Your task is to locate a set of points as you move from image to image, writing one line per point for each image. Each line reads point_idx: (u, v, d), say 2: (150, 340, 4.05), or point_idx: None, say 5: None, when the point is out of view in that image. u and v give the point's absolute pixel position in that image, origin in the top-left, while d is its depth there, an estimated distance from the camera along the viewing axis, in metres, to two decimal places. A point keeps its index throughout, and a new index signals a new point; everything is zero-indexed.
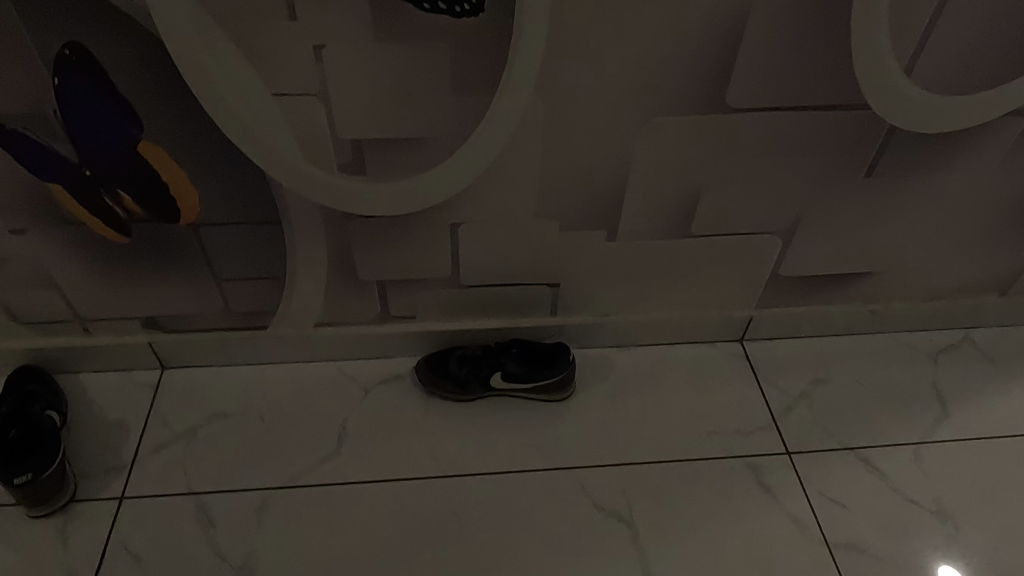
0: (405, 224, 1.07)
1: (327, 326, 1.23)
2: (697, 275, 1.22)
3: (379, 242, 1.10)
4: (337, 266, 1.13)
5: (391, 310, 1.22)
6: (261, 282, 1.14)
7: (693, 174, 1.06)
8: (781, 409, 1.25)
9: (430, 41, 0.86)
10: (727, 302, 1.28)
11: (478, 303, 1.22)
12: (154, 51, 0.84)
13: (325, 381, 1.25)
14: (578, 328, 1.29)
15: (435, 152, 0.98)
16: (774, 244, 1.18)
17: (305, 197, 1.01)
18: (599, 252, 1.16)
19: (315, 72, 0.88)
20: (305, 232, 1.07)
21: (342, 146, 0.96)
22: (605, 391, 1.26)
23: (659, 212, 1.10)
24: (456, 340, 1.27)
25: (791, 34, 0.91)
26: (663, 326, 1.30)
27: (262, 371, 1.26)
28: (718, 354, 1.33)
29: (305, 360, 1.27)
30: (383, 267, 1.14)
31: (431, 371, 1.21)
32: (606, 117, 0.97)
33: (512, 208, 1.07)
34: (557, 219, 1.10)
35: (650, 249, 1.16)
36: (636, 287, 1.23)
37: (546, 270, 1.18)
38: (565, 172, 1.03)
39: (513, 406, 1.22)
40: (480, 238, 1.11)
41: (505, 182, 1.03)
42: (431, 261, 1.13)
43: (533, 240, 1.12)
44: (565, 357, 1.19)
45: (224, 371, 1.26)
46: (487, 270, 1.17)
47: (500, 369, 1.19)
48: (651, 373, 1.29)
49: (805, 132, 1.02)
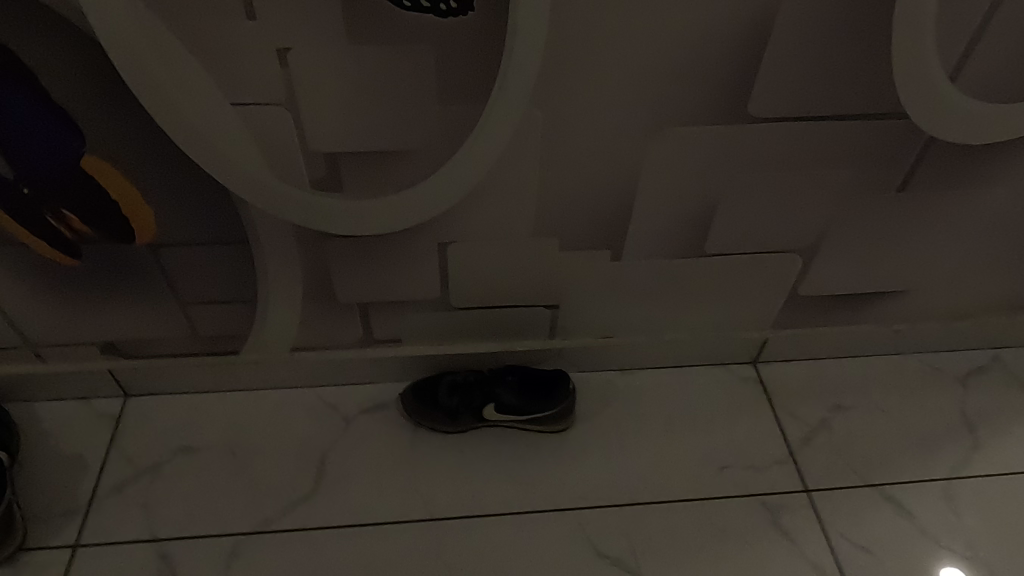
0: (388, 244, 0.97)
1: (305, 350, 1.12)
2: (709, 295, 1.12)
3: (359, 263, 0.99)
4: (314, 289, 1.03)
5: (375, 333, 1.11)
6: (230, 306, 1.03)
7: (707, 190, 0.95)
8: (798, 441, 1.15)
9: (411, 45, 0.75)
10: (740, 323, 1.18)
11: (470, 326, 1.12)
12: (93, 55, 0.73)
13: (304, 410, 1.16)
14: (578, 352, 1.19)
15: (421, 167, 0.87)
16: (793, 263, 1.08)
17: (275, 217, 0.90)
18: (603, 272, 1.05)
19: (282, 79, 0.77)
20: (276, 253, 0.97)
21: (315, 161, 0.86)
22: (607, 421, 1.16)
23: (670, 230, 1.00)
24: (447, 364, 1.17)
25: (824, 38, 0.80)
26: (671, 348, 1.20)
27: (234, 399, 1.16)
28: (729, 378, 1.23)
29: (282, 386, 1.17)
30: (365, 290, 1.03)
31: (419, 400, 1.11)
32: (613, 128, 0.86)
33: (507, 226, 0.97)
34: (557, 238, 0.99)
35: (659, 269, 1.06)
36: (642, 309, 1.13)
37: (544, 292, 1.08)
38: (566, 188, 0.93)
39: (508, 437, 1.13)
40: (471, 258, 1.00)
41: (499, 199, 0.93)
42: (418, 283, 1.03)
43: (530, 260, 1.02)
44: (564, 386, 1.09)
45: (195, 399, 1.16)
46: (479, 292, 1.06)
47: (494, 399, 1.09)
48: (657, 399, 1.19)
49: (834, 144, 0.91)
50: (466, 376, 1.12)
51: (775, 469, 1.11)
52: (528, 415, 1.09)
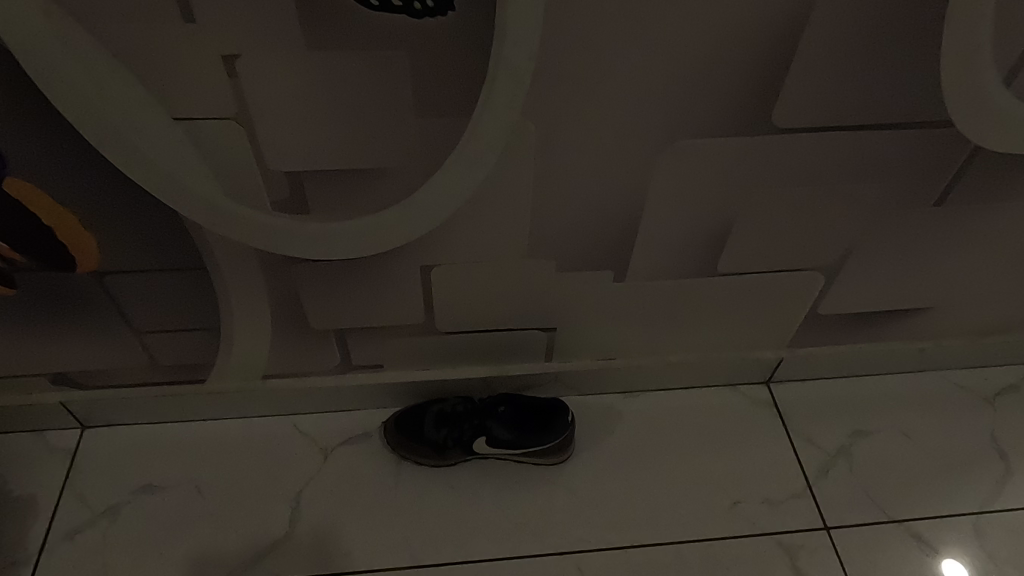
0: (364, 269, 0.86)
1: (276, 378, 1.03)
2: (719, 315, 1.02)
3: (332, 289, 0.89)
4: (284, 316, 0.93)
5: (353, 360, 1.01)
6: (191, 334, 0.93)
7: (722, 206, 0.85)
8: (816, 471, 1.06)
9: (381, 51, 0.64)
10: (753, 342, 1.08)
11: (457, 351, 1.02)
12: (2, 63, 0.62)
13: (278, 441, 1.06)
14: (577, 375, 1.09)
15: (396, 185, 0.76)
16: (813, 281, 0.98)
17: (234, 241, 0.80)
18: (603, 294, 0.95)
19: (229, 90, 0.66)
20: (238, 279, 0.86)
21: (276, 181, 0.75)
22: (609, 451, 1.07)
23: (678, 249, 0.89)
24: (433, 390, 1.07)
25: (863, 38, 0.69)
26: (676, 370, 1.11)
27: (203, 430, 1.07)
28: (740, 400, 1.14)
29: (254, 416, 1.08)
30: (340, 316, 0.93)
31: (402, 432, 1.01)
32: (616, 142, 0.76)
33: (497, 248, 0.86)
34: (552, 259, 0.89)
35: (664, 290, 0.96)
36: (646, 330, 1.03)
37: (540, 314, 0.98)
38: (563, 206, 0.82)
39: (500, 471, 1.03)
40: (456, 281, 0.90)
41: (487, 220, 0.82)
42: (398, 308, 0.93)
43: (522, 283, 0.92)
44: (562, 417, 0.99)
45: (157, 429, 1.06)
46: (467, 316, 0.96)
47: (485, 432, 0.99)
48: (661, 425, 1.10)
49: (867, 156, 0.81)
50: (455, 406, 1.02)
51: (791, 504, 1.03)
52: (522, 450, 0.99)
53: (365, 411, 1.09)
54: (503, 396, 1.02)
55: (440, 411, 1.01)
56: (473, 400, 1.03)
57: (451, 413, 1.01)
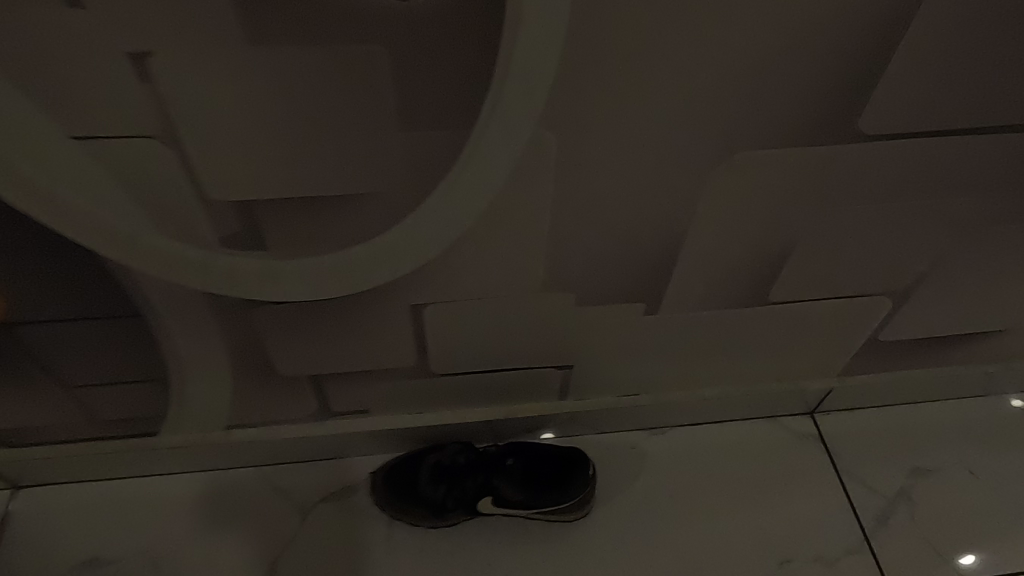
0: (341, 311, 0.70)
1: (241, 428, 0.88)
2: (765, 346, 0.87)
3: (302, 334, 0.73)
4: (246, 363, 0.76)
5: (333, 405, 0.86)
6: (135, 386, 0.77)
7: (781, 227, 0.69)
8: (872, 520, 0.92)
9: (349, 48, 0.46)
10: (799, 372, 0.93)
11: (456, 393, 0.87)
12: None
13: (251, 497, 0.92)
14: (596, 413, 0.94)
15: (378, 213, 0.60)
16: (878, 307, 0.82)
17: (174, 284, 0.63)
18: (631, 328, 0.80)
19: (146, 103, 0.49)
20: (186, 327, 0.70)
21: (221, 211, 0.58)
22: (634, 502, 0.92)
23: (724, 277, 0.74)
24: (428, 435, 0.92)
25: (992, 21, 0.52)
26: (710, 404, 0.96)
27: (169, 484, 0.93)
28: (781, 435, 0.99)
29: (223, 465, 0.93)
30: (314, 362, 0.77)
31: (394, 490, 0.86)
32: (658, 156, 0.59)
33: (505, 284, 0.70)
34: (571, 292, 0.73)
35: (703, 321, 0.80)
36: (678, 364, 0.88)
37: (554, 353, 0.82)
38: (588, 232, 0.66)
39: (509, 529, 0.89)
40: (455, 321, 0.74)
41: (494, 253, 0.66)
42: (385, 351, 0.77)
43: (535, 320, 0.76)
44: (582, 472, 0.85)
45: (112, 485, 0.92)
46: (468, 358, 0.80)
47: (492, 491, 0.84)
48: (693, 466, 0.96)
49: (966, 165, 0.64)
50: (454, 458, 0.86)
51: (846, 563, 0.89)
52: (535, 511, 0.84)
53: (350, 457, 0.94)
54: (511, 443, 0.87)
55: (437, 465, 0.86)
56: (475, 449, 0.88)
57: (450, 467, 0.85)
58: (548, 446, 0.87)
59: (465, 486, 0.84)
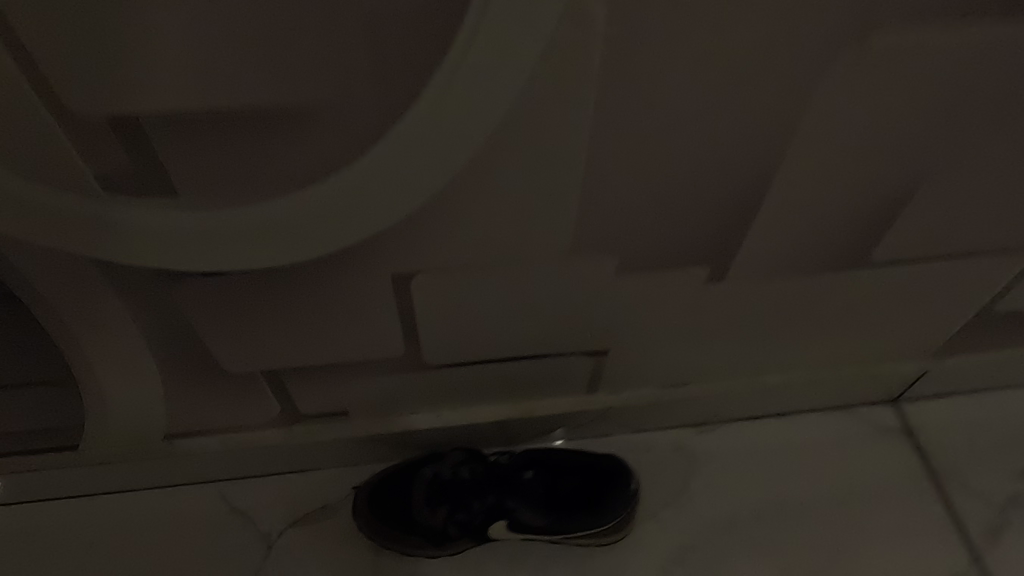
0: (299, 287, 0.51)
1: (189, 437, 0.69)
2: (851, 322, 0.68)
3: (249, 319, 0.54)
4: (180, 357, 0.58)
5: (302, 408, 0.67)
6: (42, 387, 0.61)
7: (908, 160, 0.49)
8: (981, 536, 0.75)
9: None
10: (887, 354, 0.75)
11: (458, 388, 0.68)
12: None
13: (210, 520, 0.74)
14: (634, 409, 0.75)
15: (337, 136, 0.40)
16: (1007, 269, 0.63)
17: (57, 252, 0.44)
18: (687, 303, 0.61)
19: None
20: (88, 315, 0.51)
21: (101, 139, 0.39)
22: (682, 519, 0.75)
23: (816, 230, 0.55)
24: (425, 439, 0.74)
25: None
26: (774, 394, 0.77)
27: (112, 504, 0.76)
28: (858, 429, 0.81)
29: (176, 480, 0.76)
30: (271, 356, 0.58)
31: (383, 512, 0.68)
32: (757, 53, 0.39)
33: (523, 246, 0.51)
34: (612, 256, 0.54)
35: (780, 291, 0.61)
36: (740, 348, 0.69)
37: (585, 338, 0.63)
38: (641, 169, 0.46)
39: (529, 557, 0.72)
40: (456, 298, 0.55)
41: (509, 200, 0.46)
42: (363, 339, 0.58)
43: (562, 295, 0.57)
44: (621, 489, 0.66)
45: (36, 508, 0.75)
46: (473, 346, 0.61)
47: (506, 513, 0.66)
48: (754, 472, 0.78)
49: None
50: (458, 470, 0.68)
51: None
52: (562, 536, 0.66)
53: (329, 467, 0.76)
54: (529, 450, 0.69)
55: (437, 481, 0.68)
56: (484, 458, 0.70)
57: (453, 482, 0.68)
58: (576, 452, 0.69)
59: (472, 507, 0.66)
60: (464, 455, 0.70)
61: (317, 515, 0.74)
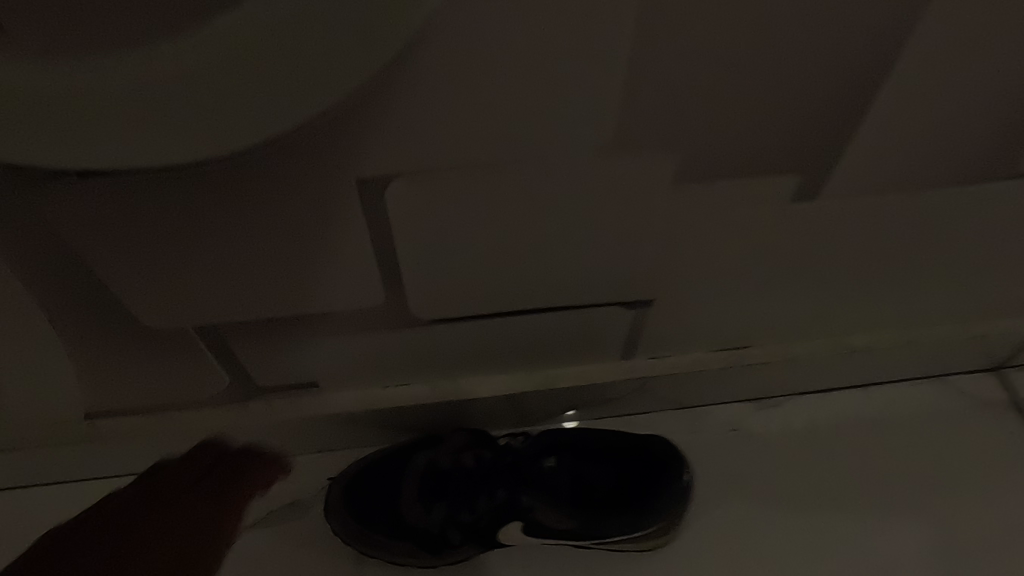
0: (226, 202, 0.36)
1: (117, 416, 0.54)
2: (972, 267, 0.52)
3: (159, 249, 0.38)
4: (74, 302, 0.42)
5: (258, 378, 0.52)
6: None
7: None
8: None
9: None
10: (1007, 312, 0.58)
11: (456, 350, 0.53)
12: None
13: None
14: (681, 380, 0.60)
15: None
16: None
17: None
18: (763, 232, 0.45)
19: None
20: None
21: None
22: (741, 518, 0.60)
23: (967, 128, 0.38)
24: (416, 417, 0.58)
25: None
26: (856, 364, 0.61)
27: (33, 499, 0.61)
28: (957, 406, 0.65)
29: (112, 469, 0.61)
30: (204, 304, 0.43)
31: (368, 511, 0.54)
32: None
33: (547, 145, 0.35)
34: (674, 165, 0.38)
35: (890, 219, 0.45)
36: (823, 300, 0.53)
37: (626, 286, 0.47)
38: (732, 11, 0.30)
39: (549, 565, 0.57)
40: (449, 221, 0.39)
41: (527, 61, 0.30)
42: (325, 278, 0.43)
43: (599, 222, 0.41)
44: (671, 481, 0.52)
45: None
46: (475, 292, 0.46)
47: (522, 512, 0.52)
48: (830, 459, 0.62)
49: None
50: (460, 458, 0.54)
51: None
52: (594, 542, 0.51)
53: (298, 455, 0.61)
54: (550, 431, 0.54)
55: (434, 471, 0.54)
56: (493, 441, 0.55)
57: (453, 474, 0.53)
58: (610, 432, 0.54)
59: (479, 506, 0.51)
60: (467, 437, 0.55)
61: (282, 513, 0.60)
